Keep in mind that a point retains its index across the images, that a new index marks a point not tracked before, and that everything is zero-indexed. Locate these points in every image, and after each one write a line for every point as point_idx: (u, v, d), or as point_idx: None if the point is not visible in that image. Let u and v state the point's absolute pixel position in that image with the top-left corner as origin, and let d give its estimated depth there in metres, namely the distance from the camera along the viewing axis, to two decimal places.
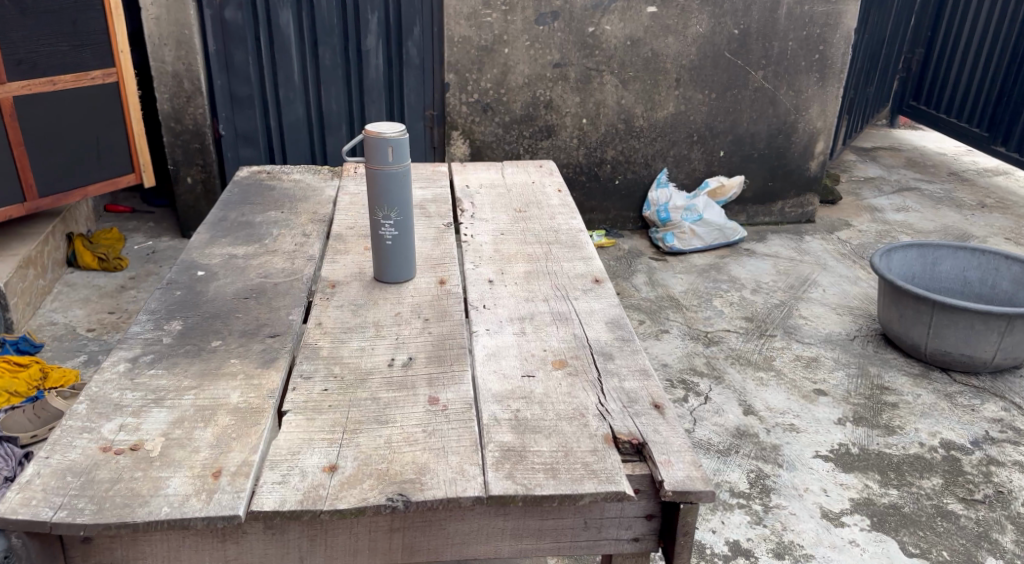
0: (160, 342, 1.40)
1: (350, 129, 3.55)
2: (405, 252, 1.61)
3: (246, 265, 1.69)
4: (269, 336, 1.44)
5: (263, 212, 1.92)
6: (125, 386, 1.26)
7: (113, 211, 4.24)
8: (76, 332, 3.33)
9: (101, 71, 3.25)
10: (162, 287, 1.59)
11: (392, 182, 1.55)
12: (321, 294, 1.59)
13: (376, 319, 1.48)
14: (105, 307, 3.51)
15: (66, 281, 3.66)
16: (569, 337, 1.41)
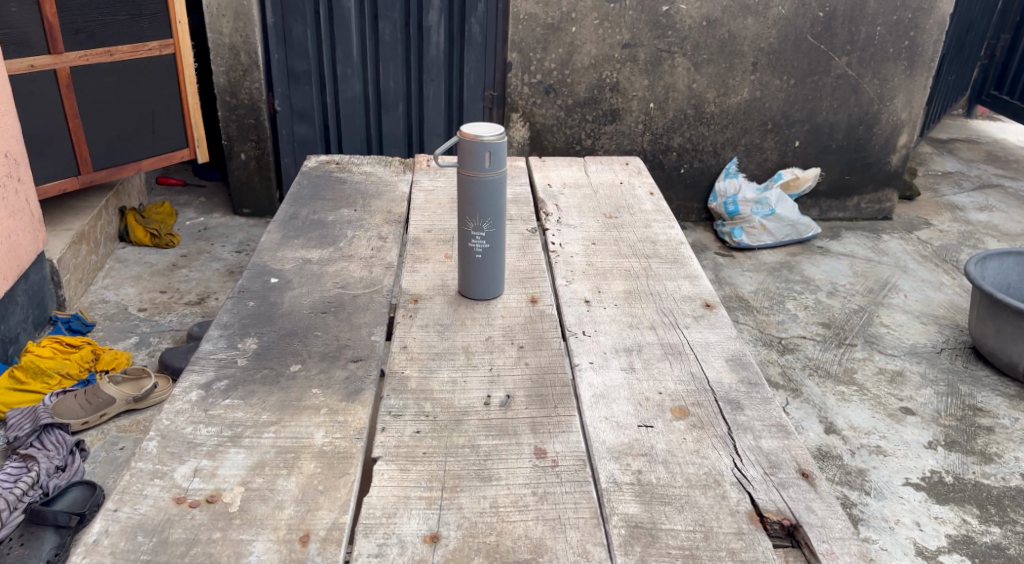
0: (234, 365, 1.28)
1: (408, 109, 3.38)
2: (494, 268, 1.46)
3: (321, 273, 1.55)
4: (350, 361, 1.30)
5: (335, 210, 1.78)
6: (198, 419, 1.15)
7: (165, 184, 4.15)
8: (128, 312, 3.24)
9: (158, 41, 3.13)
10: (234, 298, 1.45)
11: (485, 190, 1.39)
12: (403, 312, 1.44)
13: (463, 346, 1.34)
14: (157, 286, 3.42)
15: (117, 257, 3.58)
16: (686, 378, 1.25)
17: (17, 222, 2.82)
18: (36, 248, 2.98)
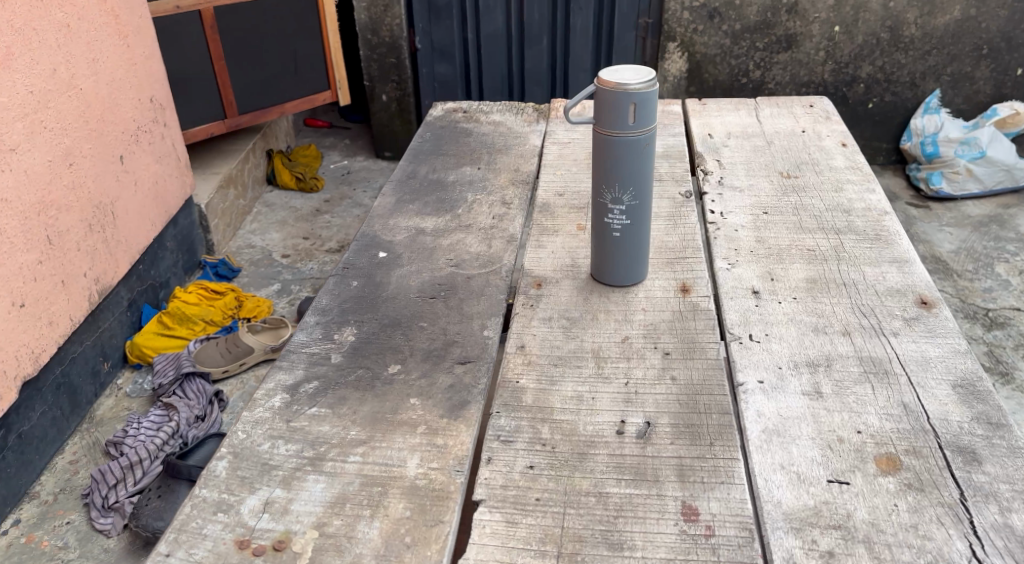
0: (326, 361, 1.09)
1: (554, 41, 3.07)
2: (636, 252, 1.19)
3: (434, 246, 1.34)
4: (457, 364, 1.08)
5: (457, 169, 1.58)
6: (277, 433, 0.98)
7: (313, 126, 4.12)
8: (272, 258, 3.22)
9: None
10: (337, 276, 1.27)
11: (628, 153, 1.11)
12: (524, 302, 1.20)
13: (594, 349, 1.10)
14: (300, 232, 3.37)
15: (265, 201, 3.57)
16: (895, 413, 0.96)
17: (163, 167, 2.86)
18: (183, 193, 3.00)
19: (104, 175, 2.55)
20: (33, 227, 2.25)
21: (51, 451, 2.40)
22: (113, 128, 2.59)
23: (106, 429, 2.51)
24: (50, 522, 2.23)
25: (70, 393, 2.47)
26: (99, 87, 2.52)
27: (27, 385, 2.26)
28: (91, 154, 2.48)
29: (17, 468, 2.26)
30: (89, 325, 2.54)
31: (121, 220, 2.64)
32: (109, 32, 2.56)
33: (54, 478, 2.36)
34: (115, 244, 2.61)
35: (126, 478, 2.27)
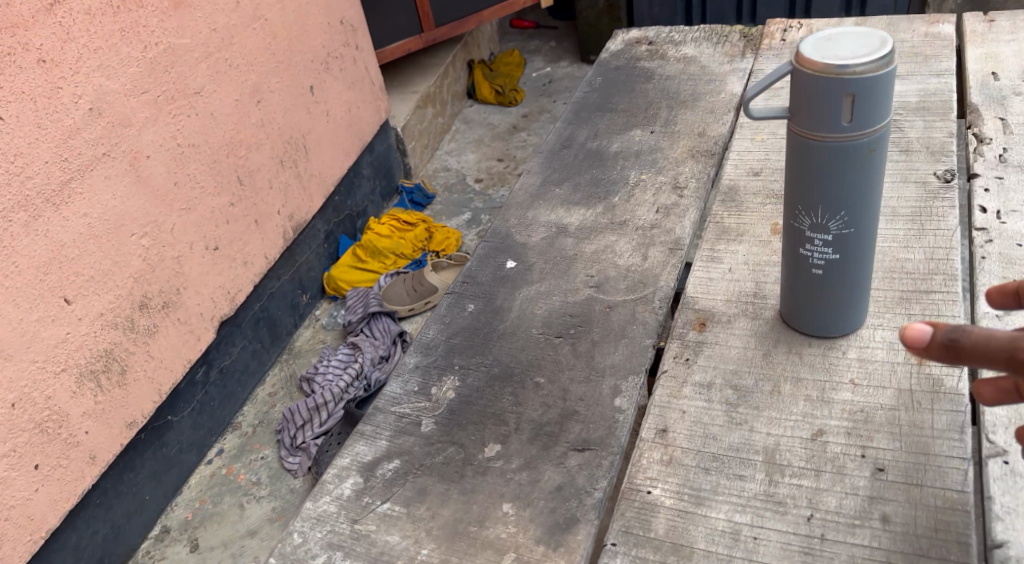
0: (408, 442, 1.19)
1: None
2: (845, 293, 1.16)
3: (572, 256, 1.44)
4: (569, 451, 1.13)
5: (626, 132, 1.72)
6: (341, 538, 1.08)
7: (519, 28, 4.02)
8: (465, 184, 3.10)
9: None
10: (455, 295, 1.42)
11: (840, 167, 1.04)
12: (678, 361, 1.26)
13: (771, 443, 1.12)
14: (495, 153, 3.24)
15: (464, 116, 3.48)
16: None
17: (357, 93, 2.76)
18: (379, 118, 2.89)
19: (296, 109, 2.48)
20: (222, 168, 2.22)
21: (252, 383, 2.48)
22: (302, 57, 2.49)
23: (302, 362, 2.55)
24: (248, 456, 2.32)
25: (269, 327, 2.52)
26: (285, 16, 2.41)
27: (225, 323, 2.32)
28: (279, 88, 2.41)
29: (220, 401, 2.36)
30: (286, 259, 2.56)
31: (314, 152, 2.57)
32: None
33: (254, 410, 2.45)
34: (309, 177, 2.56)
35: (312, 420, 2.28)
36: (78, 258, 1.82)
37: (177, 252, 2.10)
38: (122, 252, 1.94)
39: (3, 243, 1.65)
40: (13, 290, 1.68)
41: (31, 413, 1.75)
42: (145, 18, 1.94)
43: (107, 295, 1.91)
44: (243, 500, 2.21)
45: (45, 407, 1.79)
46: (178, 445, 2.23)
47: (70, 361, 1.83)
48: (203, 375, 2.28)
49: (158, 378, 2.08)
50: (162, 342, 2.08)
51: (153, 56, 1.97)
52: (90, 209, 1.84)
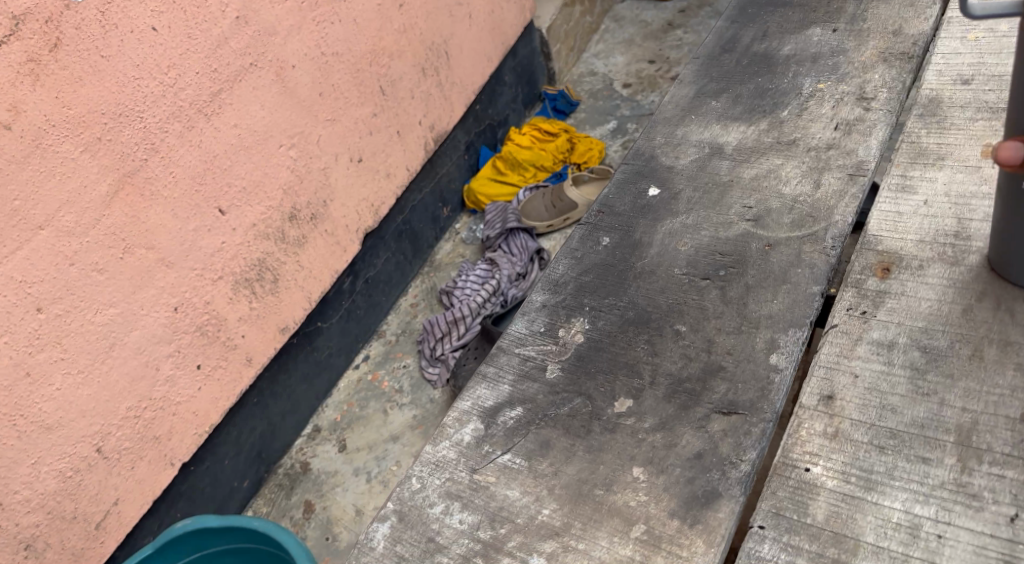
0: (534, 383, 1.26)
1: None
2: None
3: (728, 181, 1.46)
4: (714, 413, 1.15)
5: (802, 32, 1.71)
6: (469, 474, 1.19)
7: None
8: (613, 89, 2.93)
9: None
10: (589, 228, 1.48)
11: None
12: (851, 316, 1.23)
13: (967, 423, 1.07)
14: (646, 54, 3.03)
15: (615, 14, 3.27)
16: None
17: None
18: (523, 20, 2.75)
19: (439, 13, 2.37)
20: (366, 77, 2.18)
21: (397, 292, 2.52)
22: None
23: (442, 274, 2.54)
24: (391, 363, 2.38)
25: (412, 238, 2.51)
26: None
27: (370, 234, 2.33)
28: None
29: (366, 309, 2.41)
30: (427, 171, 2.50)
31: (457, 59, 2.47)
32: None
33: (398, 318, 2.49)
34: (451, 86, 2.48)
35: (451, 333, 2.28)
36: (229, 169, 1.86)
37: (323, 163, 2.11)
38: (271, 163, 1.96)
39: (160, 153, 1.70)
40: (170, 200, 1.74)
41: (191, 316, 1.85)
42: None
43: (258, 206, 1.95)
44: (386, 406, 2.28)
45: (204, 312, 1.87)
46: (327, 350, 2.31)
47: (226, 269, 1.90)
48: (350, 284, 2.32)
49: (308, 285, 2.14)
50: (311, 251, 2.12)
51: None
52: (240, 120, 1.86)
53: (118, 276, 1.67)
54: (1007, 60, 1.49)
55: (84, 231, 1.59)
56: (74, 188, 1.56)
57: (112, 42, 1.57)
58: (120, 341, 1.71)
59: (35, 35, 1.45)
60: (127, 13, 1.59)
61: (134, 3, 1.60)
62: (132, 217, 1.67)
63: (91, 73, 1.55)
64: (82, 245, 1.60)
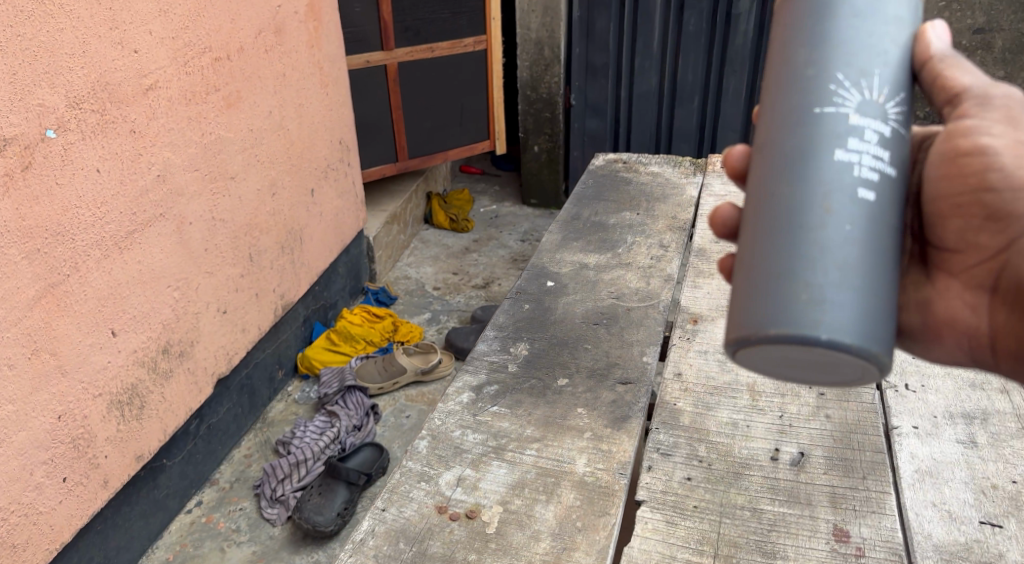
0: (506, 370, 1.55)
1: (698, 96, 4.14)
2: (885, 248, 0.98)
3: (596, 280, 1.81)
4: (620, 383, 1.50)
5: (617, 214, 2.10)
6: (467, 425, 1.43)
7: (468, 172, 4.90)
8: (425, 290, 3.63)
9: (473, 38, 3.82)
10: (512, 299, 1.76)
11: (882, 15, 1.04)
12: (681, 338, 1.68)
13: (750, 382, 1.55)
14: (451, 268, 3.82)
15: (422, 237, 4.10)
16: None
17: (344, 202, 3.26)
18: (356, 226, 3.40)
19: (297, 206, 2.91)
20: (240, 244, 2.57)
21: (231, 444, 2.69)
22: (309, 164, 2.98)
23: (276, 429, 2.78)
24: (226, 506, 2.49)
25: (249, 394, 2.76)
26: (301, 129, 2.90)
27: (219, 382, 2.56)
28: (289, 186, 2.85)
29: (204, 455, 2.54)
30: (271, 336, 2.86)
31: (307, 245, 2.99)
32: (314, 83, 2.99)
33: (232, 468, 2.63)
34: (300, 265, 2.95)
35: (291, 475, 2.51)
36: (126, 298, 2.10)
37: (196, 309, 2.38)
38: (158, 300, 2.22)
39: (79, 272, 1.94)
40: (78, 316, 1.95)
41: (69, 427, 1.96)
42: (206, 112, 2.36)
43: (141, 335, 2.17)
44: (223, 544, 2.37)
45: (80, 425, 1.99)
46: (167, 490, 2.39)
47: (106, 387, 2.06)
48: (195, 426, 2.48)
49: (166, 419, 2.29)
50: (175, 386, 2.31)
51: (206, 142, 2.37)
52: (143, 259, 2.14)
53: (24, 374, 1.80)
54: None
55: (7, 326, 1.75)
56: (9, 288, 1.75)
57: (66, 175, 1.88)
58: (9, 438, 1.79)
59: (16, 156, 1.74)
60: (81, 155, 1.92)
61: (89, 149, 1.94)
62: (46, 323, 1.86)
63: (45, 196, 1.82)
64: (2, 339, 1.74)
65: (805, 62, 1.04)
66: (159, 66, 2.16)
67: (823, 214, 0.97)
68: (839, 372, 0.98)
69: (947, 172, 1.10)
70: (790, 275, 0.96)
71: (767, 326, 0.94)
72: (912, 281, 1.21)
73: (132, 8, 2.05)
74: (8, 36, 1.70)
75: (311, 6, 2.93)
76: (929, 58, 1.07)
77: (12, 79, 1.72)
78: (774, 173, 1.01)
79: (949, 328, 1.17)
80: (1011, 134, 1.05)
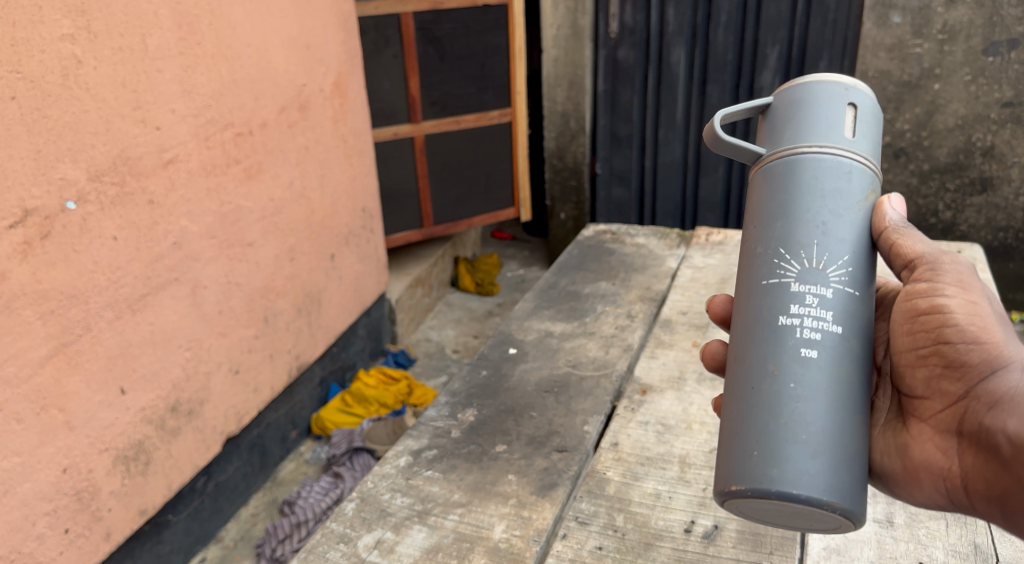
0: (448, 436, 1.65)
1: (722, 168, 4.18)
2: (834, 402, 1.12)
3: (557, 348, 1.94)
4: (555, 451, 1.59)
5: (594, 282, 2.24)
6: (397, 488, 1.51)
7: (499, 238, 5.02)
8: (444, 352, 3.73)
9: (499, 110, 3.94)
10: (472, 364, 1.89)
11: (817, 191, 1.19)
12: (627, 408, 1.70)
13: (684, 454, 1.56)
14: (472, 331, 3.91)
15: (447, 300, 4.19)
16: (960, 558, 1.34)
17: (365, 266, 3.37)
18: (378, 289, 3.51)
19: (316, 271, 3.02)
20: (255, 306, 2.69)
21: (239, 502, 2.76)
22: (330, 231, 3.10)
23: (284, 489, 2.88)
24: None
25: (260, 453, 2.85)
26: (323, 198, 3.04)
27: (228, 440, 2.64)
28: (309, 251, 2.97)
29: (211, 512, 2.61)
30: (285, 396, 2.96)
31: (326, 308, 3.09)
32: (338, 155, 3.13)
33: (237, 526, 2.71)
34: (317, 327, 3.05)
35: (292, 535, 2.56)
36: (136, 357, 2.21)
37: (208, 368, 2.48)
38: (169, 359, 2.33)
39: (91, 332, 2.06)
40: (88, 374, 2.06)
41: (74, 480, 2.05)
42: (226, 183, 2.51)
43: (150, 394, 2.27)
44: None
45: (84, 479, 2.08)
46: (171, 545, 2.44)
47: (112, 443, 2.15)
48: (202, 483, 2.55)
49: (171, 475, 2.37)
50: (182, 443, 2.40)
51: (224, 211, 2.51)
52: (155, 321, 2.26)
53: (31, 428, 1.90)
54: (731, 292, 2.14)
55: (18, 383, 1.86)
56: (22, 346, 1.87)
57: (83, 242, 2.02)
58: (14, 489, 1.88)
59: (36, 226, 1.88)
60: (99, 224, 2.06)
61: (106, 218, 2.08)
62: (56, 381, 1.97)
63: (62, 261, 1.96)
64: (13, 394, 1.85)
65: (757, 242, 1.23)
66: (179, 141, 2.31)
67: (771, 377, 1.14)
68: (819, 523, 1.12)
69: (910, 326, 1.23)
70: (747, 435, 1.13)
71: (730, 483, 1.12)
72: (893, 427, 1.29)
73: (156, 88, 2.21)
74: (33, 117, 1.85)
75: (337, 83, 3.10)
76: (885, 228, 1.20)
77: (35, 155, 1.86)
78: (739, 346, 1.21)
79: (924, 472, 1.23)
80: (959, 296, 1.18)
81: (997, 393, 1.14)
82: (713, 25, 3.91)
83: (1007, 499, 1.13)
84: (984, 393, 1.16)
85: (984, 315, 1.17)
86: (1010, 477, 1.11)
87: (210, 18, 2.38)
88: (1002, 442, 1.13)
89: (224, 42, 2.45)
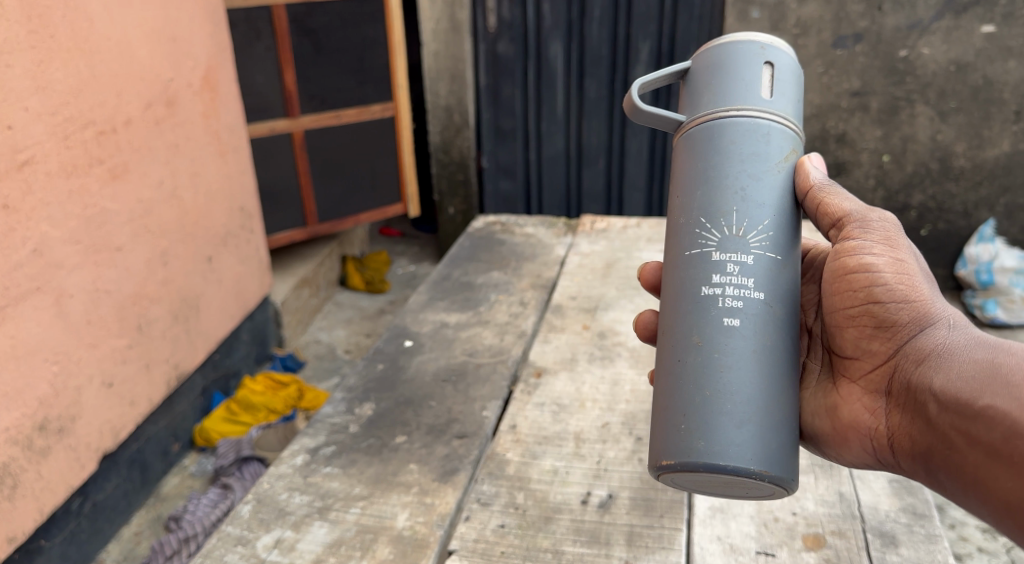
0: (346, 431, 1.63)
1: (603, 159, 4.30)
2: (757, 370, 1.19)
3: (453, 338, 1.94)
4: (455, 438, 1.59)
5: (486, 272, 2.26)
6: (295, 487, 1.48)
7: (386, 235, 4.97)
8: (335, 353, 3.66)
9: (380, 105, 3.89)
10: (368, 359, 1.87)
11: (736, 156, 1.25)
12: (523, 391, 1.73)
13: (579, 431, 1.60)
14: (363, 330, 3.86)
15: (335, 300, 4.12)
16: (830, 506, 1.44)
17: (245, 268, 3.26)
18: (261, 291, 3.40)
19: (192, 274, 2.89)
20: (127, 314, 2.55)
21: (120, 521, 2.62)
22: (204, 232, 2.97)
23: (169, 504, 2.75)
24: None
25: (141, 468, 2.71)
26: (196, 198, 2.91)
27: (105, 457, 2.49)
28: (183, 254, 2.84)
29: (89, 535, 2.46)
30: (165, 407, 2.82)
31: (204, 313, 2.97)
32: (211, 153, 3.01)
33: (120, 546, 2.57)
34: (196, 334, 2.92)
35: (181, 551, 2.44)
36: None
37: (78, 383, 2.34)
38: (34, 375, 2.17)
39: None
40: None
41: None
42: (89, 184, 2.37)
43: (14, 413, 2.11)
44: None
45: None
46: None
47: None
48: (78, 504, 2.41)
49: (42, 498, 2.21)
50: (53, 463, 2.24)
51: (89, 214, 2.37)
52: (17, 333, 2.11)
53: None
54: (617, 277, 2.20)
55: None
56: None
57: None
58: None
59: None
60: None
61: None
62: None
63: None
64: None
65: (680, 213, 1.29)
66: (35, 142, 2.16)
67: (696, 347, 1.21)
68: (754, 490, 1.20)
69: (840, 286, 1.32)
70: (675, 409, 1.20)
71: (662, 458, 1.19)
72: (824, 389, 1.40)
73: (6, 85, 2.05)
74: None
75: (206, 78, 2.97)
76: (809, 187, 1.29)
77: None
78: (667, 319, 1.27)
79: (853, 431, 1.33)
80: (888, 253, 1.28)
81: (922, 352, 1.23)
82: (587, 20, 4.00)
83: (931, 459, 1.20)
84: (911, 351, 1.25)
85: (911, 272, 1.28)
86: (933, 436, 1.19)
87: (64, 10, 2.25)
88: (929, 403, 1.20)
89: (80, 35, 2.31)
